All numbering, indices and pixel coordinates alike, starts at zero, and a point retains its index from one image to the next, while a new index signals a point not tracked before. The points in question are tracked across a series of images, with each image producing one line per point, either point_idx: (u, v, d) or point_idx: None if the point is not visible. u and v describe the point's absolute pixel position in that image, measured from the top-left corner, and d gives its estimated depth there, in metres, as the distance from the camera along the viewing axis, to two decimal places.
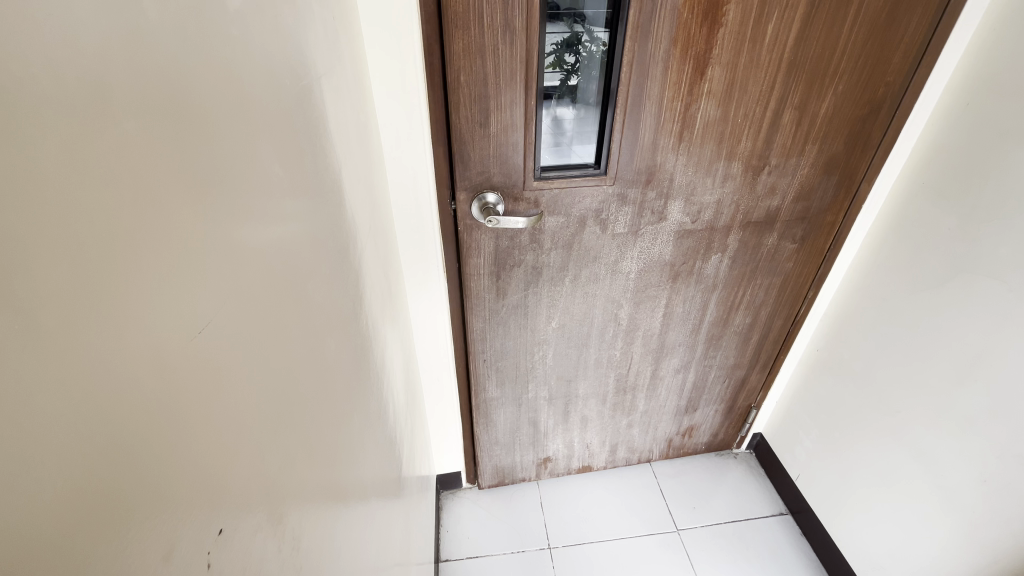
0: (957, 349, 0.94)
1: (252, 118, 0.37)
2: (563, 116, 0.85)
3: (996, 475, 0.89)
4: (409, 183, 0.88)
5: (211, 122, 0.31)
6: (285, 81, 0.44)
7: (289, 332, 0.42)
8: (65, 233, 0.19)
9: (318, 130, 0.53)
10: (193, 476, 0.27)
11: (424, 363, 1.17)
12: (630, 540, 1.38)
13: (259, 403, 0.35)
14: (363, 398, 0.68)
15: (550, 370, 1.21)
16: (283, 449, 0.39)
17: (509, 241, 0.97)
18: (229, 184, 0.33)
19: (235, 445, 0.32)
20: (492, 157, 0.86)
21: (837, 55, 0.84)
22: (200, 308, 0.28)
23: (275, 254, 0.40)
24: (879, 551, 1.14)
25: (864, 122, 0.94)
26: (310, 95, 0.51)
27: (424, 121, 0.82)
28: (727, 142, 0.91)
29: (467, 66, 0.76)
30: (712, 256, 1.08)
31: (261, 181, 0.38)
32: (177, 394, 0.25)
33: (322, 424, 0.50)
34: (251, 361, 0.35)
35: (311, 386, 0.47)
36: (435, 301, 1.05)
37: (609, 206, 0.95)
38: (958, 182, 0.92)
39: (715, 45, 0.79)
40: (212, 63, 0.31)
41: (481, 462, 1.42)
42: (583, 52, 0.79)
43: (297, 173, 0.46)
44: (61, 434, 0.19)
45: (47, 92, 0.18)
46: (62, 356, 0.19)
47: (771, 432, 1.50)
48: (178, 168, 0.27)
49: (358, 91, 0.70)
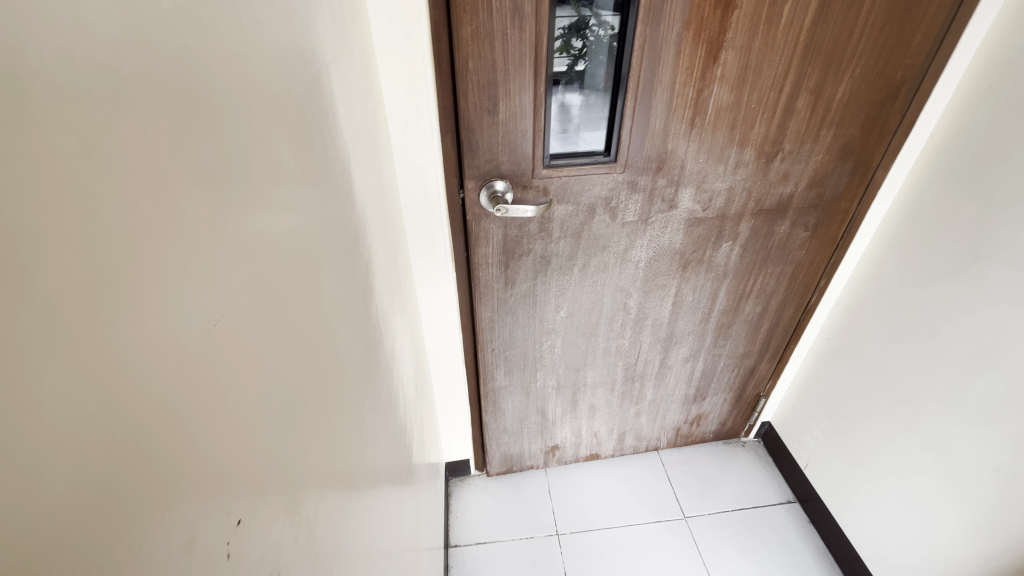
0: (973, 340, 0.93)
1: (265, 102, 0.37)
2: (570, 102, 0.83)
3: (1009, 465, 0.88)
4: (417, 171, 0.87)
5: (223, 112, 0.31)
6: (296, 71, 0.44)
7: (302, 322, 0.43)
8: (79, 224, 0.19)
9: (327, 119, 0.52)
10: (206, 475, 0.26)
11: (432, 352, 1.17)
12: (638, 528, 1.39)
13: (274, 393, 0.36)
14: (373, 388, 0.69)
15: (558, 359, 1.21)
16: (298, 437, 0.40)
17: (517, 231, 0.96)
18: (242, 173, 0.33)
19: (250, 438, 0.31)
20: (501, 145, 0.85)
21: (855, 37, 0.82)
22: (215, 299, 0.28)
23: (286, 243, 0.40)
24: (889, 539, 1.15)
25: (881, 107, 0.91)
26: (319, 84, 0.50)
27: (431, 109, 0.81)
28: (740, 129, 0.89)
29: (475, 52, 0.75)
30: (722, 244, 1.06)
31: (272, 172, 0.38)
32: (194, 390, 0.25)
33: (333, 414, 0.50)
34: (263, 352, 0.34)
35: (322, 377, 0.47)
36: (443, 290, 1.05)
37: (618, 194, 0.94)
38: (977, 167, 0.90)
39: (729, 28, 0.78)
40: (224, 54, 0.31)
41: (489, 449, 1.43)
42: (591, 36, 0.77)
43: (307, 158, 0.46)
44: (88, 427, 0.19)
45: (65, 81, 0.18)
46: (85, 348, 0.19)
47: (780, 421, 1.50)
48: (190, 158, 0.26)
49: (365, 78, 0.69)
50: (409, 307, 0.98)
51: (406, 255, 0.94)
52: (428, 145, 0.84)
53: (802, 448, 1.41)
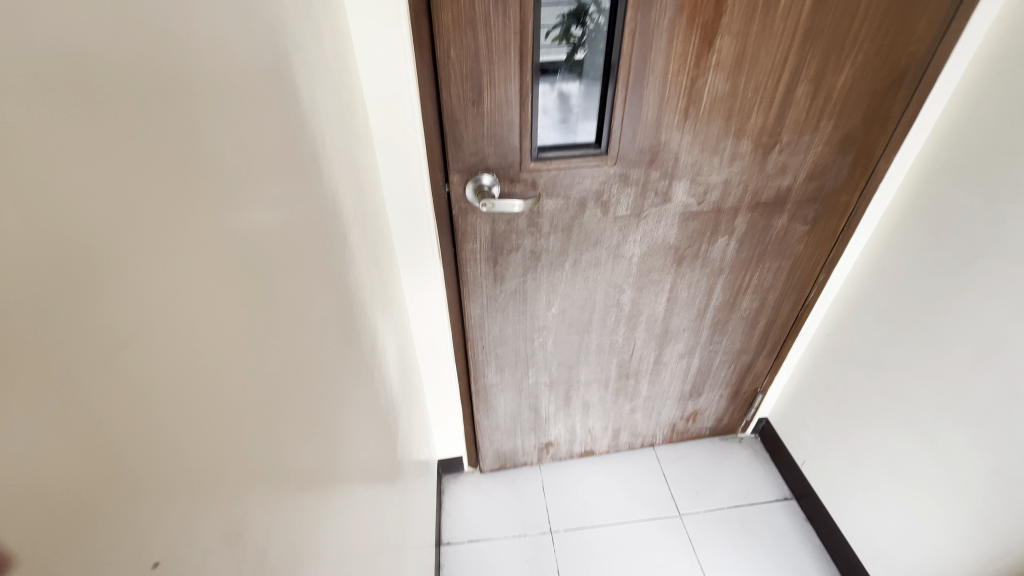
0: (975, 338, 0.89)
1: (230, 100, 0.36)
2: (568, 91, 0.80)
3: (1008, 466, 0.85)
4: (401, 164, 0.84)
5: (194, 111, 0.32)
6: (265, 63, 0.42)
7: (274, 324, 0.42)
8: (41, 259, 0.20)
9: (300, 112, 0.51)
10: (182, 478, 0.28)
11: (421, 350, 1.15)
12: (632, 525, 1.38)
13: (243, 391, 0.36)
14: (355, 391, 0.66)
15: (550, 356, 1.19)
16: (266, 440, 0.39)
17: (505, 225, 0.93)
18: (213, 169, 0.34)
19: (219, 429, 0.32)
20: (486, 137, 0.81)
21: (857, 22, 0.78)
22: (185, 289, 0.29)
23: (259, 242, 0.40)
24: (886, 538, 1.13)
25: (884, 96, 0.88)
26: (291, 75, 0.48)
27: (413, 99, 0.77)
28: (736, 119, 0.86)
29: (457, 39, 0.71)
30: (718, 239, 1.03)
31: (244, 170, 0.38)
32: (163, 376, 0.27)
33: (307, 418, 0.48)
34: (233, 349, 0.35)
35: (296, 380, 0.46)
36: (431, 286, 1.03)
37: (610, 187, 0.91)
38: (978, 159, 0.87)
39: (724, 12, 0.74)
40: (190, 52, 0.32)
41: (482, 447, 1.41)
42: (590, 24, 0.74)
43: (274, 156, 0.44)
44: (58, 396, 0.20)
45: (21, 68, 0.20)
46: (53, 322, 0.20)
47: (777, 417, 1.48)
48: (156, 153, 0.28)
49: (339, 68, 0.65)
50: (395, 305, 0.95)
51: (391, 251, 0.92)
52: (411, 137, 0.81)
53: (799, 445, 1.39)
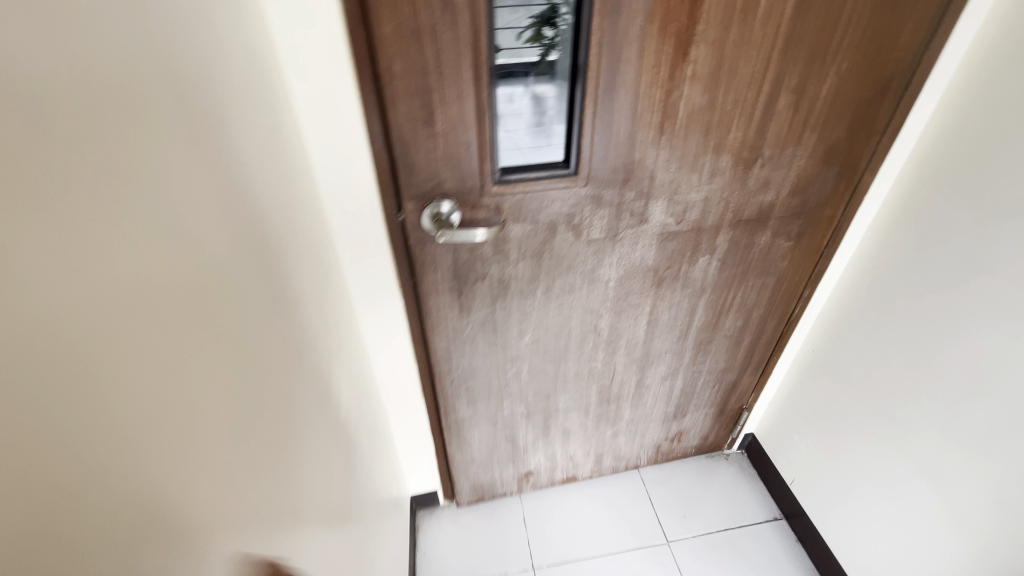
0: (973, 361, 0.85)
1: (130, 109, 0.33)
2: (543, 93, 0.71)
3: (1011, 497, 0.81)
4: (347, 194, 0.74)
5: (90, 120, 0.29)
6: (165, 75, 0.38)
7: (193, 359, 0.38)
8: None
9: (215, 129, 0.46)
10: (73, 526, 0.25)
11: (384, 387, 1.05)
12: (619, 557, 1.31)
13: (157, 430, 0.32)
14: (292, 466, 0.57)
15: (525, 386, 1.11)
16: (186, 488, 0.35)
17: (469, 254, 0.84)
18: (114, 183, 0.31)
19: (124, 468, 0.29)
20: (442, 161, 0.72)
21: (840, 28, 0.72)
22: (83, 311, 0.27)
23: (170, 266, 0.36)
24: (881, 564, 1.08)
25: (868, 105, 0.82)
26: (201, 86, 0.44)
27: (357, 122, 0.68)
28: (715, 133, 0.79)
29: (402, 53, 0.62)
30: (699, 258, 0.97)
31: (148, 185, 0.35)
32: (50, 410, 0.24)
33: (236, 470, 0.43)
34: (143, 379, 0.31)
35: (221, 428, 0.41)
36: (391, 320, 0.93)
37: (582, 209, 0.83)
38: (967, 175, 0.81)
39: (700, 18, 0.67)
40: (77, 56, 0.29)
41: (458, 480, 1.32)
42: (563, 25, 0.66)
43: (182, 176, 0.40)
44: None
45: None
46: None
47: (763, 432, 1.43)
48: (44, 168, 0.25)
49: (259, 92, 0.55)
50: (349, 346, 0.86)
51: (341, 287, 0.82)
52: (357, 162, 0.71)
53: (788, 463, 1.34)
